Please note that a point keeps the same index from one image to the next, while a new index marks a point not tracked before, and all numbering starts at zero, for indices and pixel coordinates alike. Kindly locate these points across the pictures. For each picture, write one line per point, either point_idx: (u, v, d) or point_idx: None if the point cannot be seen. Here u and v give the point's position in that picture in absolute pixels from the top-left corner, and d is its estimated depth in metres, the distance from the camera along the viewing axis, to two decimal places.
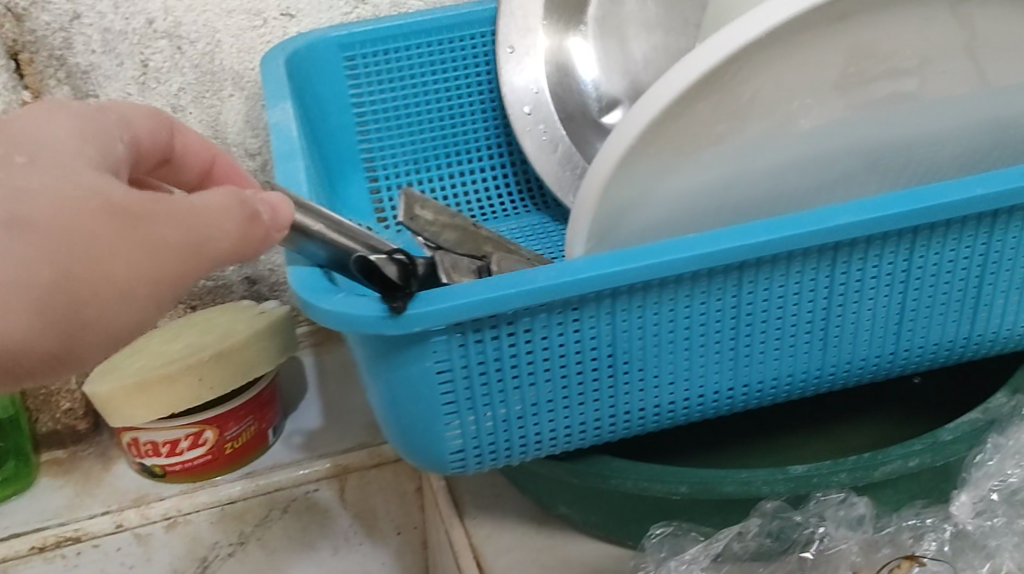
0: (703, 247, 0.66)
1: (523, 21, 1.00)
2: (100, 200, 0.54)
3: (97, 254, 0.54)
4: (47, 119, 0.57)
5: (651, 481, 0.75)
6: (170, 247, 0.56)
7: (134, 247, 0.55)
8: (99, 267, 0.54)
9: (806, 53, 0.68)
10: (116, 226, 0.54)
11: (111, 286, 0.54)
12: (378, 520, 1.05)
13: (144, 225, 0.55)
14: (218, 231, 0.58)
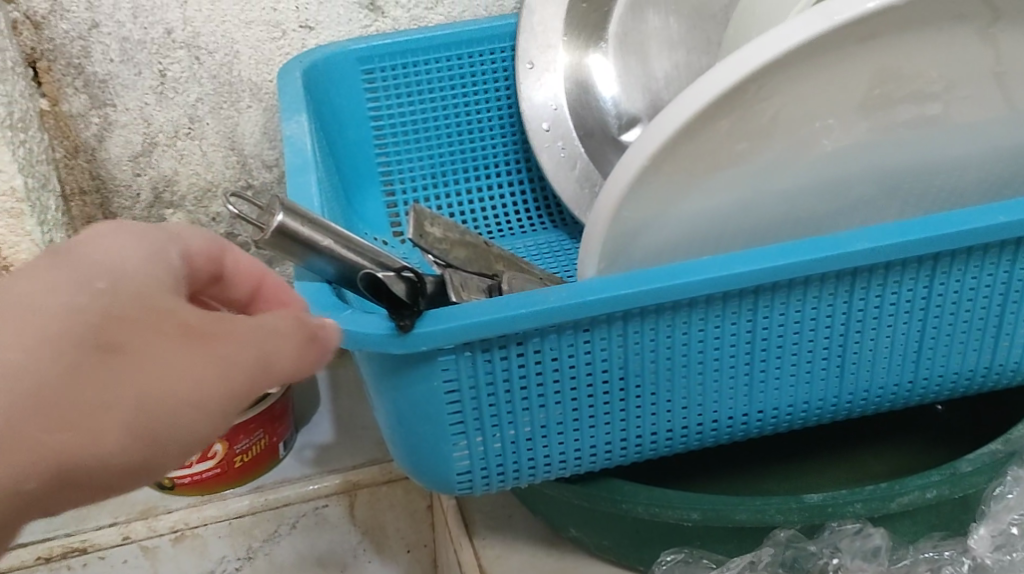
0: (719, 271, 0.65)
1: (543, 37, 0.99)
2: (170, 319, 0.52)
3: (150, 373, 0.51)
4: (112, 239, 0.53)
5: (662, 507, 0.73)
6: (224, 367, 0.52)
7: (205, 369, 0.52)
8: (170, 388, 0.51)
9: (830, 72, 0.67)
10: (188, 348, 0.52)
11: (161, 408, 0.51)
12: (388, 537, 1.02)
13: (215, 344, 0.52)
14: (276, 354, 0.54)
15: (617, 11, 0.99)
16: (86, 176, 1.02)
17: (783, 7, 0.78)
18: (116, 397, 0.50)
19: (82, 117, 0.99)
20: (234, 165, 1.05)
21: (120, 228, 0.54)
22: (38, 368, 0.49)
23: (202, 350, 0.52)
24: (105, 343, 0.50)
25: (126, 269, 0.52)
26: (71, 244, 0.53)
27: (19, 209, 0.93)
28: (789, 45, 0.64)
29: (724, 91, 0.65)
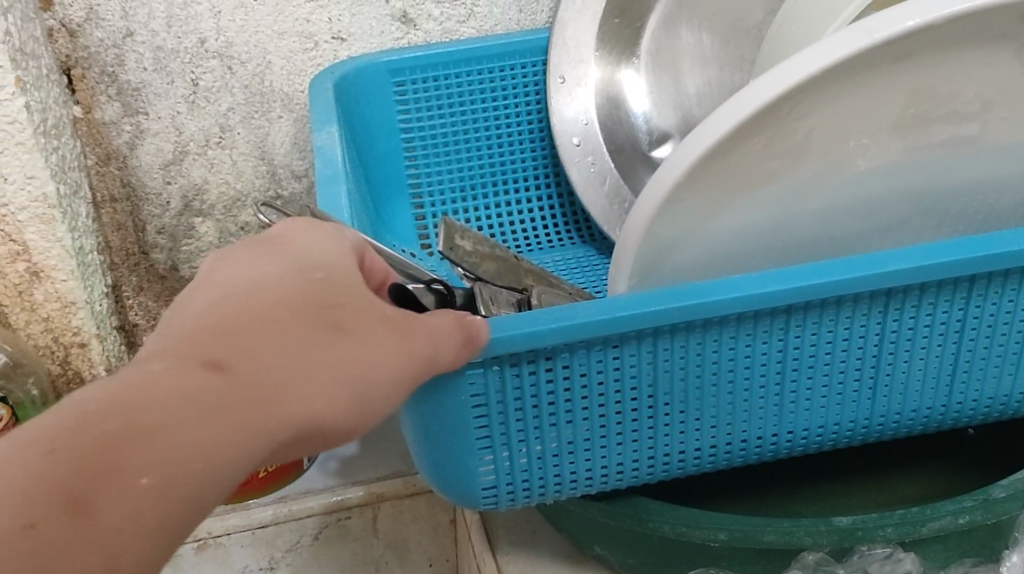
0: (751, 288, 0.64)
1: (575, 51, 0.98)
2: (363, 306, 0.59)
3: (343, 356, 0.58)
4: (310, 240, 0.62)
5: (688, 527, 0.73)
6: (387, 358, 0.59)
7: (395, 352, 0.59)
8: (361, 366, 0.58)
9: (865, 91, 0.66)
10: (381, 332, 0.59)
11: (324, 397, 0.57)
12: (410, 551, 1.01)
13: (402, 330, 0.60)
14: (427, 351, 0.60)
15: (649, 26, 0.99)
16: (117, 183, 1.02)
17: (818, 27, 0.78)
18: (266, 400, 0.56)
19: (115, 125, 0.99)
20: (263, 175, 1.05)
21: (310, 225, 0.63)
22: (215, 348, 0.56)
23: (363, 346, 0.58)
24: (285, 328, 0.57)
25: (331, 264, 0.61)
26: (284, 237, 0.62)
27: (50, 215, 0.92)
28: (824, 65, 0.63)
29: (760, 109, 0.64)
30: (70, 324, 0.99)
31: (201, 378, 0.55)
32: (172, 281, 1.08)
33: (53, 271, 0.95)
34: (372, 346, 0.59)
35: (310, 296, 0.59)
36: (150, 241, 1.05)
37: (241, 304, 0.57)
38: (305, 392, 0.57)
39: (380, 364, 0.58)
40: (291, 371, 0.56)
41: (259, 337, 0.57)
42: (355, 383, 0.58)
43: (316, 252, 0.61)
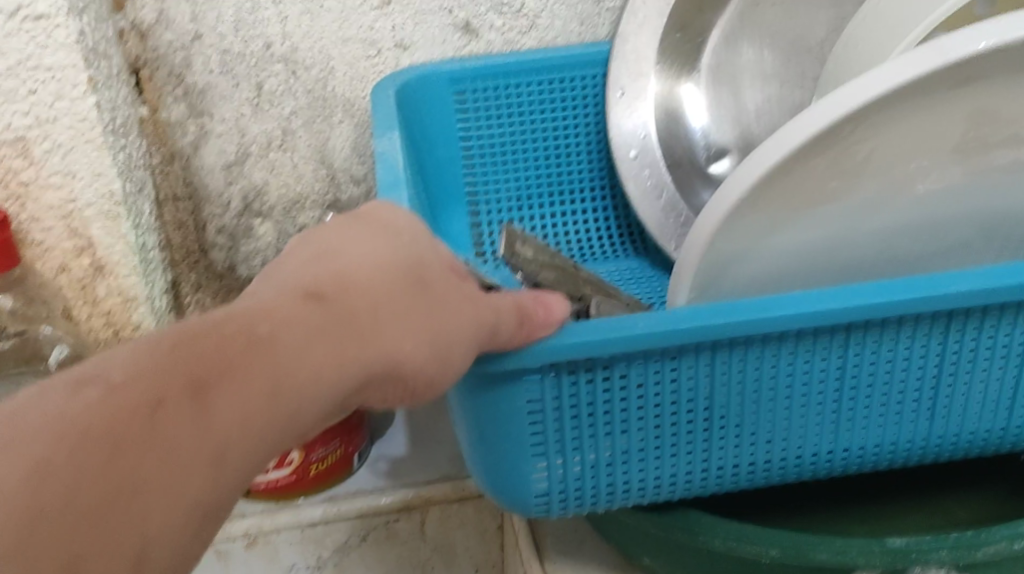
0: (812, 305, 0.65)
1: (636, 64, 0.99)
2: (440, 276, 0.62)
3: (416, 321, 0.59)
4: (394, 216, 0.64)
5: (740, 541, 0.73)
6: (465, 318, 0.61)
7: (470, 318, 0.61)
8: (433, 325, 0.60)
9: (929, 114, 0.66)
10: (459, 298, 0.61)
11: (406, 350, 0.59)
12: (457, 555, 1.04)
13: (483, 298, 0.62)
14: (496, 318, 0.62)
15: (710, 43, 1.00)
16: (180, 182, 1.04)
17: (879, 50, 0.78)
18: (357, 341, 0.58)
19: (180, 126, 1.01)
20: (323, 179, 1.06)
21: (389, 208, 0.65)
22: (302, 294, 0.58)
23: (437, 307, 0.60)
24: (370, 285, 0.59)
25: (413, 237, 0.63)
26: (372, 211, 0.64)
27: (116, 212, 0.94)
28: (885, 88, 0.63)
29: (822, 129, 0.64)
30: (130, 320, 1.00)
31: (300, 312, 0.57)
32: (229, 281, 1.09)
33: (115, 266, 0.97)
34: (448, 308, 0.61)
35: (391, 261, 0.60)
36: (210, 241, 1.07)
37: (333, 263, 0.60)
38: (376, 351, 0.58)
39: (451, 340, 0.60)
40: (372, 325, 0.58)
41: (345, 291, 0.58)
42: (431, 345, 0.60)
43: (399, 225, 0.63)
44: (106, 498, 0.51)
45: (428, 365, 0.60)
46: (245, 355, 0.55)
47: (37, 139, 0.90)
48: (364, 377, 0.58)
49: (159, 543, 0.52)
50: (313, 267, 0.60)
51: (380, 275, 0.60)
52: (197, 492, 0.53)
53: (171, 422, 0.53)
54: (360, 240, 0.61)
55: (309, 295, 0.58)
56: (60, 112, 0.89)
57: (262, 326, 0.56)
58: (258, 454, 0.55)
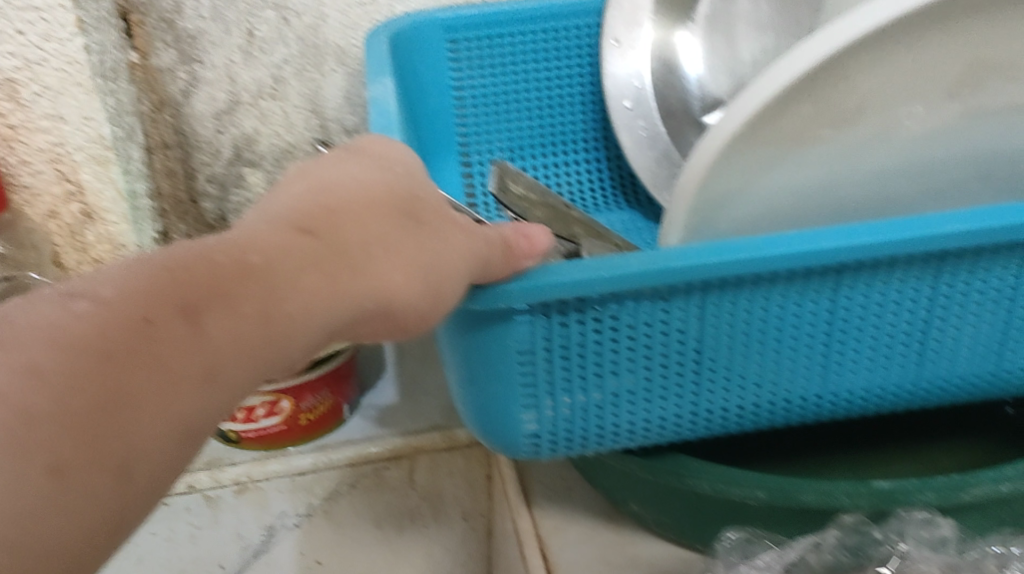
0: (803, 245, 0.64)
1: (631, 13, 1.00)
2: (433, 211, 0.62)
3: (409, 252, 0.59)
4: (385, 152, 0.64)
5: (728, 484, 0.73)
6: (458, 252, 0.61)
7: (463, 253, 0.61)
8: (426, 258, 0.60)
9: (922, 51, 0.66)
10: (452, 230, 0.62)
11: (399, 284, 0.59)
12: (445, 504, 1.02)
13: (475, 231, 0.62)
14: (484, 252, 0.63)
15: None
16: (170, 130, 1.03)
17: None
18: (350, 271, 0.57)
19: (171, 73, 1.00)
20: (315, 128, 1.06)
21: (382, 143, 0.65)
22: (296, 224, 0.58)
23: (429, 238, 0.60)
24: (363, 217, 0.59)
25: (405, 174, 0.63)
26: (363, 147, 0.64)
27: (105, 157, 0.94)
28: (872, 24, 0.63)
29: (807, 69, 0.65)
30: None
31: (294, 244, 0.57)
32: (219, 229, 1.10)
33: (104, 213, 0.97)
34: (440, 241, 0.61)
35: (384, 193, 0.61)
36: (200, 188, 1.07)
37: (328, 195, 0.59)
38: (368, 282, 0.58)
39: (443, 275, 0.60)
40: (364, 255, 0.58)
41: (339, 223, 0.58)
42: (424, 280, 0.60)
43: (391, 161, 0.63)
44: (91, 407, 0.51)
45: (422, 299, 0.60)
46: (237, 279, 0.55)
47: (26, 82, 0.89)
48: (355, 310, 0.58)
49: (142, 457, 0.52)
50: (305, 201, 0.59)
51: (371, 209, 0.60)
52: (183, 409, 0.53)
53: (162, 337, 0.52)
54: (354, 178, 0.61)
55: (301, 229, 0.57)
56: (49, 53, 0.88)
57: (253, 254, 0.56)
58: (248, 374, 0.54)
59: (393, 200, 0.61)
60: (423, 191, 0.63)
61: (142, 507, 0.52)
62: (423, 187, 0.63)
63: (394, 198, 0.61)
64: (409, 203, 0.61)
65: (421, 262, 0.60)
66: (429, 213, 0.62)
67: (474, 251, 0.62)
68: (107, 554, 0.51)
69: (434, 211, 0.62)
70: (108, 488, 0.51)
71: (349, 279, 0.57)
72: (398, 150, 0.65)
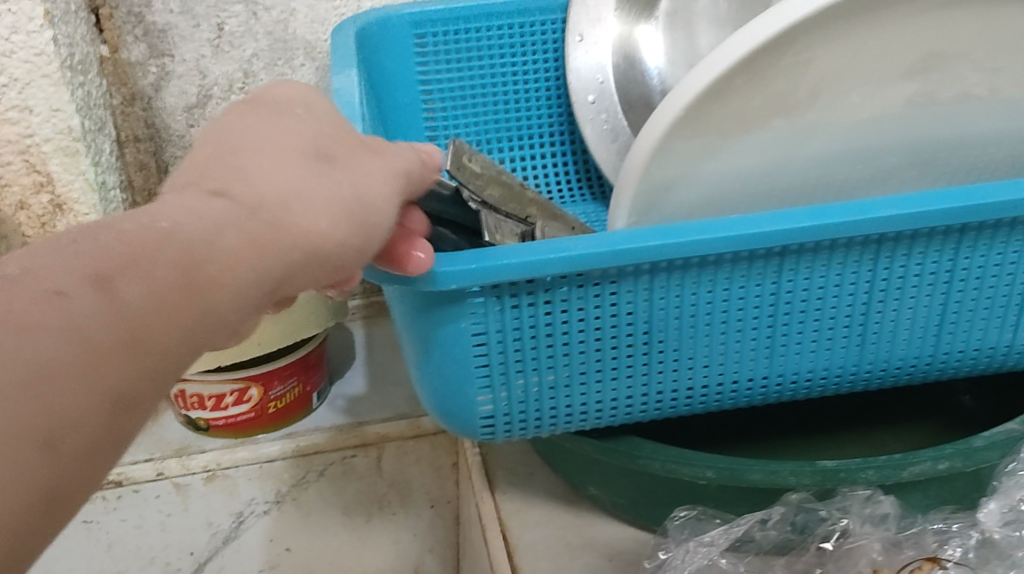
0: (745, 229, 0.66)
1: (594, 10, 1.03)
2: (339, 143, 0.62)
3: (329, 186, 0.60)
4: (282, 99, 0.64)
5: (678, 464, 0.76)
6: (376, 180, 0.62)
7: (382, 177, 0.62)
8: (351, 188, 0.60)
9: (857, 38, 0.70)
10: (363, 158, 0.62)
11: (332, 220, 0.59)
12: (412, 491, 1.06)
13: (383, 155, 0.63)
14: (401, 186, 0.63)
15: None
16: (141, 123, 1.05)
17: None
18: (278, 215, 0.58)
19: (141, 66, 1.02)
20: None
21: (274, 92, 0.65)
22: (211, 189, 0.58)
23: (343, 174, 0.61)
24: (273, 163, 0.59)
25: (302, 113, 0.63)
26: (256, 97, 0.64)
27: (74, 148, 0.95)
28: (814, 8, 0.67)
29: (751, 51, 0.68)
30: None
31: (210, 205, 0.57)
32: None
33: (74, 204, 0.98)
34: (356, 170, 0.61)
35: (288, 140, 0.61)
36: None
37: (234, 153, 0.60)
38: (298, 220, 0.58)
39: (369, 219, 0.61)
40: (281, 207, 0.58)
41: (250, 177, 0.59)
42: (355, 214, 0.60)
43: (285, 106, 0.63)
44: (11, 384, 0.51)
45: (355, 239, 0.60)
46: (151, 244, 0.55)
47: None
48: (293, 255, 0.58)
49: (70, 428, 0.52)
50: (212, 163, 0.59)
51: (279, 155, 0.60)
52: (108, 377, 0.53)
53: (76, 308, 0.52)
54: (258, 129, 0.61)
55: (214, 194, 0.58)
56: (16, 45, 0.90)
57: (161, 220, 0.56)
58: (172, 339, 0.55)
59: (298, 143, 0.61)
60: (331, 129, 0.63)
61: (76, 478, 0.52)
62: (329, 126, 0.63)
63: (301, 143, 0.61)
64: (319, 147, 0.61)
65: (339, 201, 0.60)
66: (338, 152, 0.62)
67: (391, 187, 0.62)
68: (49, 528, 0.52)
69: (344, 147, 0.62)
70: (37, 461, 0.51)
71: (276, 221, 0.58)
72: (291, 92, 0.65)
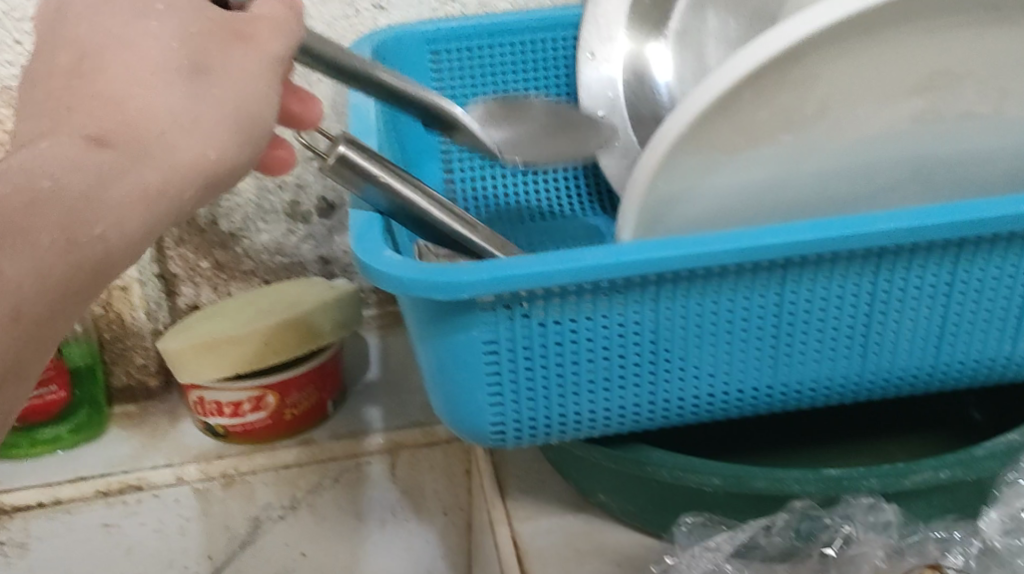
0: (748, 241, 0.68)
1: (605, 28, 1.06)
2: (199, 40, 0.65)
3: (201, 105, 0.64)
4: None
5: (687, 471, 0.77)
6: (246, 87, 0.65)
7: (251, 77, 0.65)
8: (225, 102, 0.64)
9: (861, 56, 0.72)
10: (228, 56, 0.65)
11: (214, 141, 0.64)
12: (426, 499, 1.08)
13: (243, 48, 0.66)
14: (273, 83, 0.67)
15: (678, 10, 1.06)
16: None
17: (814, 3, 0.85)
18: (160, 149, 0.63)
19: None
20: None
21: None
22: (87, 126, 0.62)
23: (215, 88, 0.64)
24: (143, 85, 0.63)
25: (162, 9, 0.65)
26: None
27: None
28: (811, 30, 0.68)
29: (749, 73, 0.70)
30: None
31: (91, 157, 0.62)
32: (210, 234, 1.17)
33: None
34: (225, 80, 0.65)
35: (152, 50, 0.64)
36: None
37: (102, 77, 0.63)
38: (179, 144, 0.63)
39: (252, 136, 0.65)
40: (163, 143, 0.63)
41: (121, 108, 0.62)
42: (235, 131, 0.65)
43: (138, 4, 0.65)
44: None
45: (241, 154, 0.65)
46: (29, 212, 0.61)
47: None
48: (189, 187, 0.64)
49: None
50: (81, 90, 0.63)
51: (153, 78, 0.63)
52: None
53: None
54: (121, 40, 0.64)
55: (93, 140, 0.62)
56: None
57: (44, 178, 0.61)
58: (53, 307, 0.62)
59: (170, 57, 0.64)
60: (194, 25, 0.65)
61: None
62: (194, 20, 0.65)
63: (170, 57, 0.64)
64: (190, 57, 0.64)
65: (224, 121, 0.64)
66: (208, 53, 0.65)
67: (262, 86, 0.66)
68: None
69: (216, 42, 0.65)
70: None
71: (158, 154, 0.63)
72: None
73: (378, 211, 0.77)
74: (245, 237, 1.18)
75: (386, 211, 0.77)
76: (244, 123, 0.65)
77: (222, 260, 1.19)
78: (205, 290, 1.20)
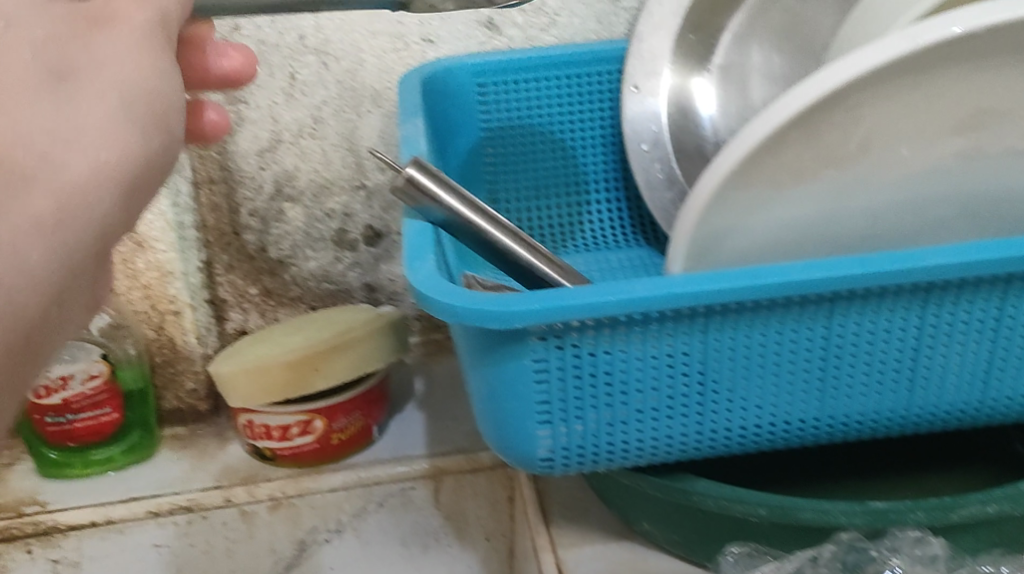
0: (797, 275, 0.70)
1: (650, 63, 1.08)
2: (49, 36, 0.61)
3: (80, 109, 0.61)
4: None
5: (731, 502, 0.78)
6: (125, 78, 0.62)
7: (131, 62, 0.63)
8: (109, 97, 0.61)
9: (907, 97, 0.73)
10: (90, 46, 0.62)
11: (103, 145, 0.61)
12: (468, 524, 1.09)
13: (107, 34, 0.62)
14: (155, 65, 0.64)
15: (723, 44, 1.09)
16: (216, 166, 1.15)
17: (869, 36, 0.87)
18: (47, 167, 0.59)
19: None
20: (351, 166, 1.17)
21: None
22: None
23: (89, 89, 0.61)
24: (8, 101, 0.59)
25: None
26: None
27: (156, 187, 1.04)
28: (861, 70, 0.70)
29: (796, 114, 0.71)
30: (167, 292, 1.08)
31: None
32: (260, 261, 1.20)
33: (153, 241, 1.05)
34: (96, 81, 0.61)
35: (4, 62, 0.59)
36: (243, 223, 1.18)
37: None
38: (70, 156, 0.60)
39: (146, 129, 0.63)
40: (50, 162, 0.59)
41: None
42: (128, 128, 0.62)
43: None
44: None
45: (138, 151, 0.62)
46: None
47: None
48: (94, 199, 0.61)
49: None
50: None
51: (21, 93, 0.59)
52: None
53: None
54: None
55: None
56: None
57: None
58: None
59: (30, 69, 0.60)
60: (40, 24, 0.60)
61: None
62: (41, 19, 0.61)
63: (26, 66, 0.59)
64: (50, 63, 0.60)
65: (117, 114, 0.62)
66: (66, 54, 0.61)
67: (140, 74, 0.63)
68: None
69: (72, 41, 0.61)
70: None
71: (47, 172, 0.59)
72: None
73: (434, 225, 0.80)
74: (294, 264, 1.21)
75: (441, 224, 0.79)
76: (142, 112, 0.63)
77: (270, 286, 1.22)
78: (253, 316, 1.23)
